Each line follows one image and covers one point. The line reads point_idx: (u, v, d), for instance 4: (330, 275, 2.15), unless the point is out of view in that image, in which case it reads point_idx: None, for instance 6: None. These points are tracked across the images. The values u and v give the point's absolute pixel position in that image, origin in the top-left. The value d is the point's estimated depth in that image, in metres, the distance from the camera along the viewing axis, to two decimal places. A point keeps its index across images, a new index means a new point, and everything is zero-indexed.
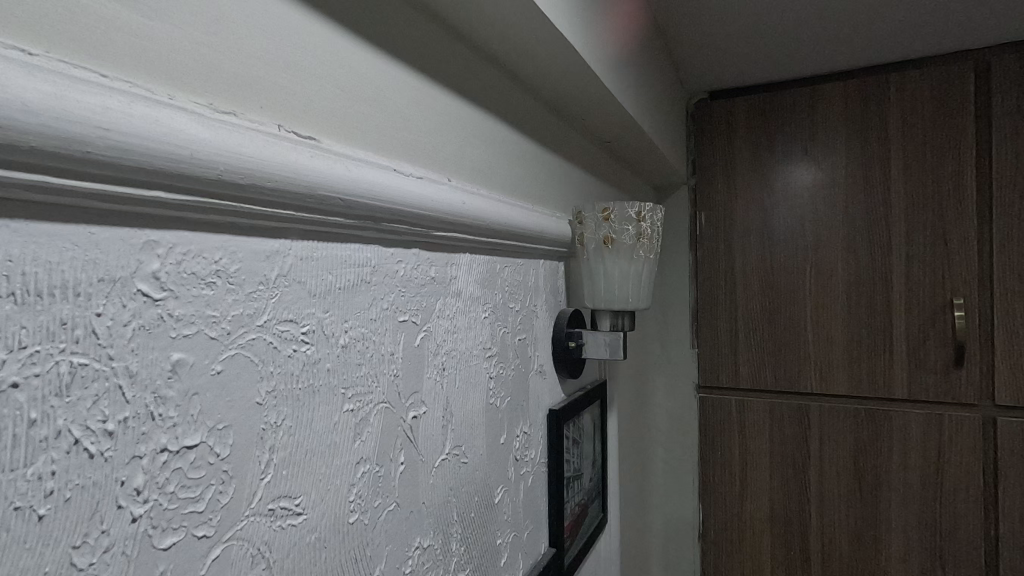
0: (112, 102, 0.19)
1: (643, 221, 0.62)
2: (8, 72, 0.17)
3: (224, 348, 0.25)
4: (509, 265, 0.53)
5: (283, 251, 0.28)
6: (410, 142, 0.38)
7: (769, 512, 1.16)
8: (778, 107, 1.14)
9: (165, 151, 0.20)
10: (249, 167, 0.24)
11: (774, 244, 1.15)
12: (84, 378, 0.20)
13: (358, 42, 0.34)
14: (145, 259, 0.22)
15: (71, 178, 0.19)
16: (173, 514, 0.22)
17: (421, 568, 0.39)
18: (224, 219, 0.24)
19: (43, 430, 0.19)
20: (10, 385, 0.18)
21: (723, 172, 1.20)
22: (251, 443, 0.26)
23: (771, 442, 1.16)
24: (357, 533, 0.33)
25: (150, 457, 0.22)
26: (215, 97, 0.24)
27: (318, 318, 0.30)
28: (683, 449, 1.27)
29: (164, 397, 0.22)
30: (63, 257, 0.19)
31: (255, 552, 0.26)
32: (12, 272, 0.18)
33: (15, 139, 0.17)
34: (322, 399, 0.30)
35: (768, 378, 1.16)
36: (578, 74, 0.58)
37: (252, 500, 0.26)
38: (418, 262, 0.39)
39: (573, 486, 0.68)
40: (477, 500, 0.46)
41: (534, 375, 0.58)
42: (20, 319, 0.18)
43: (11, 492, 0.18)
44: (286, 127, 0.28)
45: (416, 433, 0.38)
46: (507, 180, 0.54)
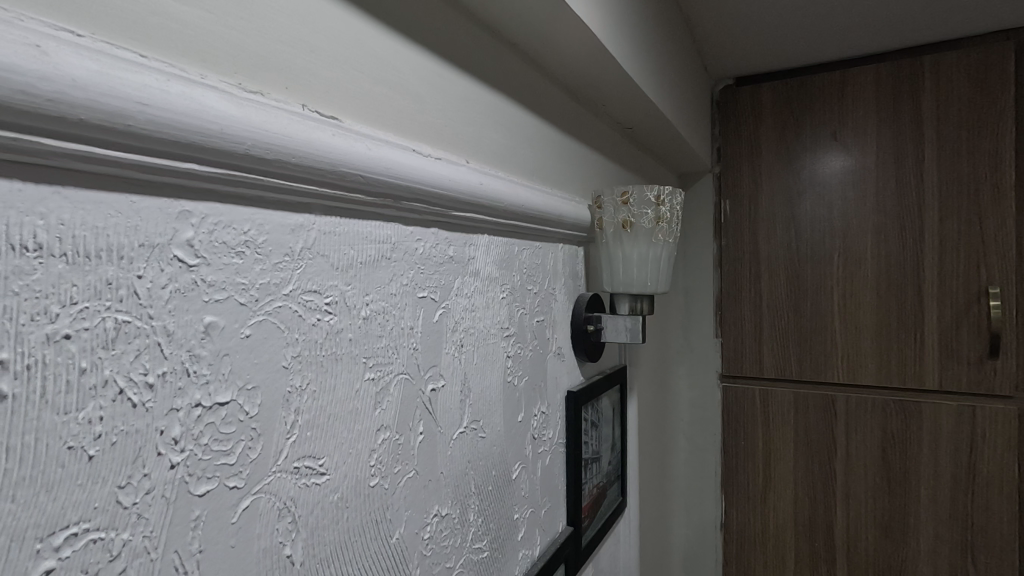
0: (150, 80, 0.21)
1: (662, 204, 0.62)
2: (59, 51, 0.18)
3: (253, 314, 0.26)
4: (527, 248, 0.54)
5: (307, 225, 0.29)
6: (429, 125, 0.40)
7: (793, 504, 1.15)
8: (807, 91, 1.12)
9: (196, 125, 0.22)
10: (274, 144, 0.25)
11: (800, 232, 1.13)
12: (127, 334, 0.22)
13: (378, 26, 0.35)
14: (180, 228, 0.23)
15: (112, 149, 0.20)
16: (206, 464, 0.24)
17: (439, 536, 0.40)
18: (252, 192, 0.26)
19: (92, 378, 0.20)
20: (63, 336, 0.20)
21: (748, 159, 1.19)
22: (277, 404, 0.28)
23: (796, 433, 1.14)
24: (377, 497, 0.34)
25: (185, 410, 0.23)
26: (242, 77, 0.26)
27: (340, 290, 0.32)
28: (705, 439, 1.26)
29: (198, 356, 0.24)
30: (108, 222, 0.21)
31: (282, 506, 0.28)
32: (64, 235, 0.20)
33: (65, 112, 0.18)
34: (344, 368, 0.32)
35: (794, 368, 1.14)
36: (598, 61, 0.58)
37: (279, 457, 0.28)
38: (437, 241, 0.41)
39: (592, 468, 0.69)
40: (495, 475, 0.48)
41: (552, 356, 0.59)
42: (71, 278, 0.20)
43: (65, 432, 0.20)
44: (309, 107, 0.29)
45: (435, 406, 0.40)
46: (526, 164, 0.54)
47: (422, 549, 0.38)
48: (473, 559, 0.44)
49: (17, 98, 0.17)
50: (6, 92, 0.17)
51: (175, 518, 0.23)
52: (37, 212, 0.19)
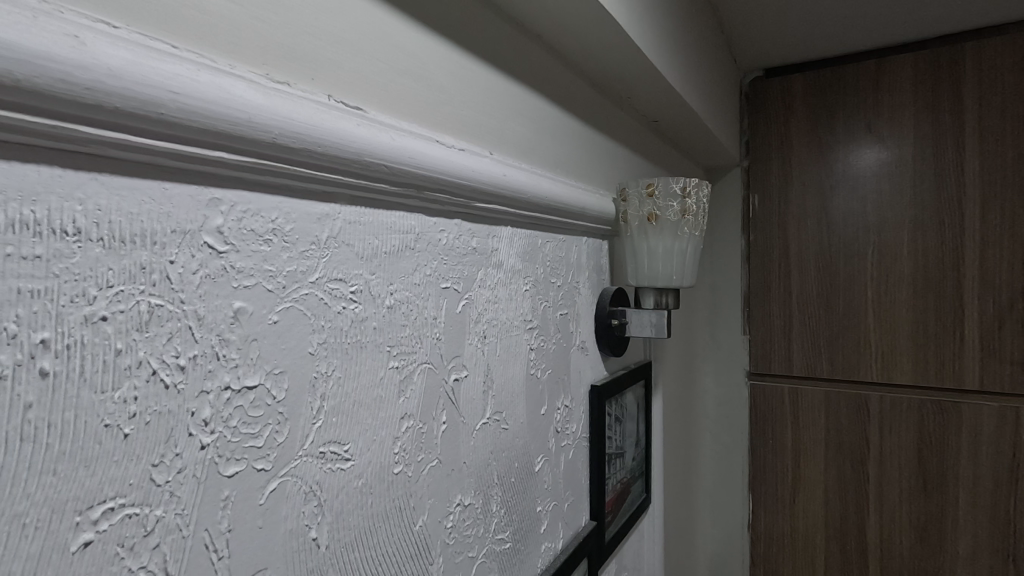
0: (181, 69, 0.21)
1: (689, 196, 0.61)
2: (96, 41, 0.19)
3: (280, 300, 0.27)
4: (551, 241, 0.54)
5: (333, 215, 0.30)
6: (453, 117, 0.40)
7: (823, 505, 1.12)
8: (839, 83, 1.09)
9: (225, 114, 0.22)
10: (301, 133, 0.26)
11: (832, 226, 1.10)
12: (160, 317, 0.22)
13: (402, 17, 0.35)
14: (210, 215, 0.24)
15: (147, 137, 0.21)
16: (236, 446, 0.25)
17: (462, 525, 0.41)
18: (277, 181, 0.26)
19: (126, 359, 0.21)
20: (100, 318, 0.20)
21: (778, 153, 1.16)
22: (303, 389, 0.28)
23: (827, 433, 1.11)
24: (401, 484, 0.35)
25: (215, 393, 0.24)
26: (269, 68, 0.26)
27: (365, 279, 0.32)
28: (732, 437, 1.24)
29: (227, 340, 0.25)
30: (142, 209, 0.22)
31: (308, 489, 0.28)
32: (101, 221, 0.20)
33: (101, 101, 0.19)
34: (368, 356, 0.32)
35: (825, 366, 1.12)
36: (623, 54, 0.58)
37: (305, 441, 0.28)
38: (460, 232, 0.41)
39: (615, 463, 0.68)
40: (517, 466, 0.48)
41: (575, 350, 0.59)
42: (107, 262, 0.21)
43: (102, 410, 0.20)
44: (335, 98, 0.30)
45: (458, 396, 0.40)
46: (550, 157, 0.54)
47: (445, 537, 0.39)
48: (495, 550, 0.44)
49: (58, 86, 0.18)
50: (48, 81, 0.18)
51: (205, 497, 0.24)
52: (76, 198, 0.20)
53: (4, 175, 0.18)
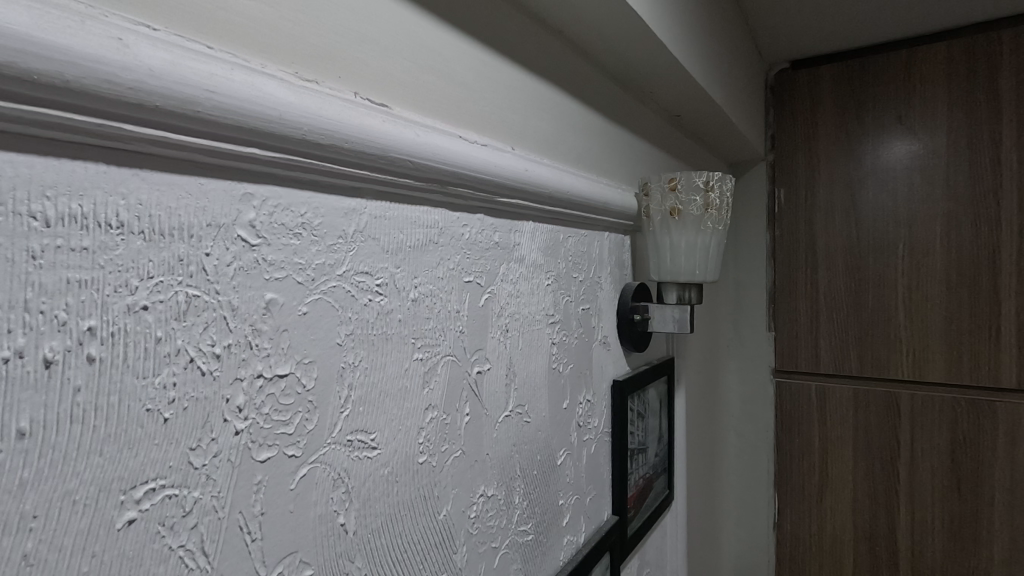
0: (216, 69, 0.22)
1: (712, 190, 0.61)
2: (138, 43, 0.20)
3: (309, 292, 0.28)
4: (572, 235, 0.54)
5: (359, 209, 0.31)
6: (476, 112, 0.40)
7: (851, 505, 1.10)
8: (868, 74, 1.06)
9: (257, 111, 0.23)
10: (328, 129, 0.26)
11: (861, 221, 1.08)
12: (197, 307, 0.23)
13: (426, 15, 0.35)
14: (243, 209, 0.25)
15: (185, 135, 0.22)
16: (268, 433, 0.26)
17: (486, 516, 0.41)
18: (306, 177, 0.27)
19: (166, 347, 0.22)
20: (141, 307, 0.21)
21: (805, 147, 1.14)
22: (331, 378, 0.29)
23: (856, 431, 1.09)
24: (426, 473, 0.35)
25: (248, 381, 0.25)
26: (299, 67, 0.27)
27: (390, 273, 0.33)
28: (756, 435, 1.22)
29: (259, 330, 0.26)
30: (180, 203, 0.23)
31: (336, 476, 0.29)
32: (142, 214, 0.21)
33: (143, 100, 0.20)
34: (394, 347, 0.33)
35: (853, 364, 1.09)
36: (646, 48, 0.57)
37: (333, 430, 0.29)
38: (483, 227, 0.41)
39: (637, 459, 0.68)
40: (539, 460, 0.48)
41: (597, 345, 0.59)
42: (148, 254, 0.22)
43: (143, 395, 0.22)
44: (360, 95, 0.30)
45: (481, 388, 0.41)
46: (572, 151, 0.54)
47: (468, 527, 0.39)
48: (518, 541, 0.45)
49: (103, 86, 0.19)
50: (93, 82, 0.19)
51: (240, 481, 0.25)
52: (119, 193, 0.21)
53: (55, 172, 0.19)
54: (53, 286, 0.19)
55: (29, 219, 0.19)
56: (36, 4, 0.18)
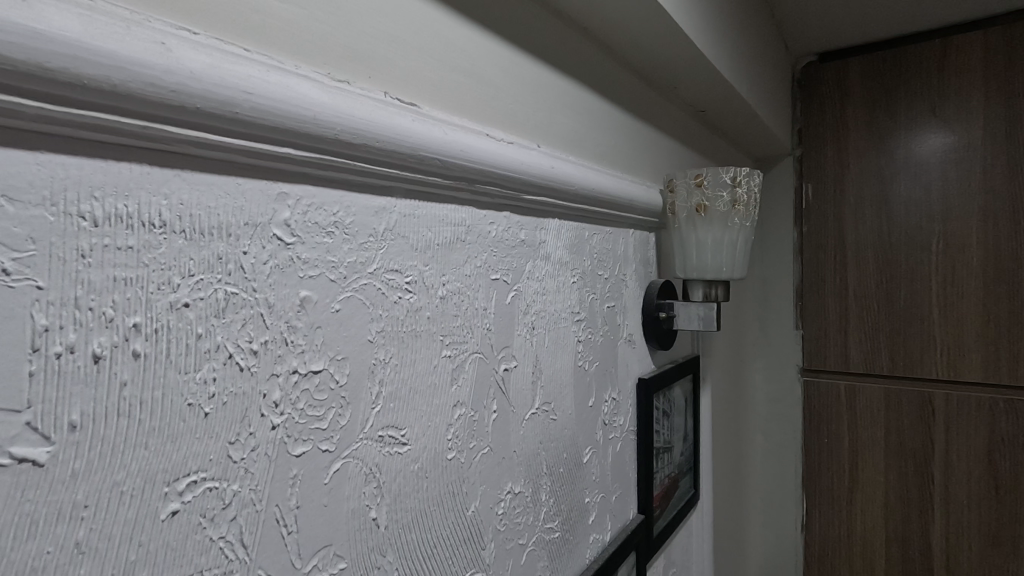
0: (253, 71, 0.23)
1: (739, 186, 0.60)
2: (179, 47, 0.20)
3: (342, 290, 0.28)
4: (597, 233, 0.54)
5: (389, 208, 0.31)
6: (502, 110, 0.40)
7: (883, 508, 1.07)
8: (900, 65, 1.04)
9: (293, 112, 0.24)
10: (360, 128, 0.27)
11: (892, 216, 1.05)
12: (235, 304, 0.24)
13: (453, 15, 0.35)
14: (279, 208, 0.25)
15: (224, 136, 0.22)
16: (303, 428, 0.26)
17: (513, 512, 0.41)
18: (338, 176, 0.28)
19: (206, 343, 0.23)
20: (183, 304, 0.22)
21: (834, 140, 1.11)
22: (363, 374, 0.29)
23: (887, 432, 1.07)
24: (454, 469, 0.36)
25: (284, 376, 0.25)
26: (331, 68, 0.28)
27: (419, 271, 0.33)
28: (784, 435, 1.20)
29: (294, 327, 0.26)
30: (219, 203, 0.23)
31: (368, 471, 0.30)
32: (183, 215, 0.22)
33: (185, 102, 0.20)
34: (423, 344, 0.33)
35: (884, 363, 1.07)
36: (672, 43, 0.57)
37: (365, 425, 0.29)
38: (509, 224, 0.41)
39: (663, 458, 0.68)
40: (566, 457, 0.48)
41: (623, 343, 0.58)
42: (189, 253, 0.22)
43: (185, 390, 0.22)
44: (390, 94, 0.31)
45: (509, 385, 0.41)
46: (597, 149, 0.54)
47: (496, 523, 0.39)
48: (545, 537, 0.45)
49: (147, 89, 0.19)
50: (138, 85, 0.19)
51: (277, 474, 0.25)
52: (161, 193, 0.21)
53: (103, 173, 0.20)
54: (101, 283, 0.20)
55: (78, 219, 0.19)
56: (84, 10, 0.18)
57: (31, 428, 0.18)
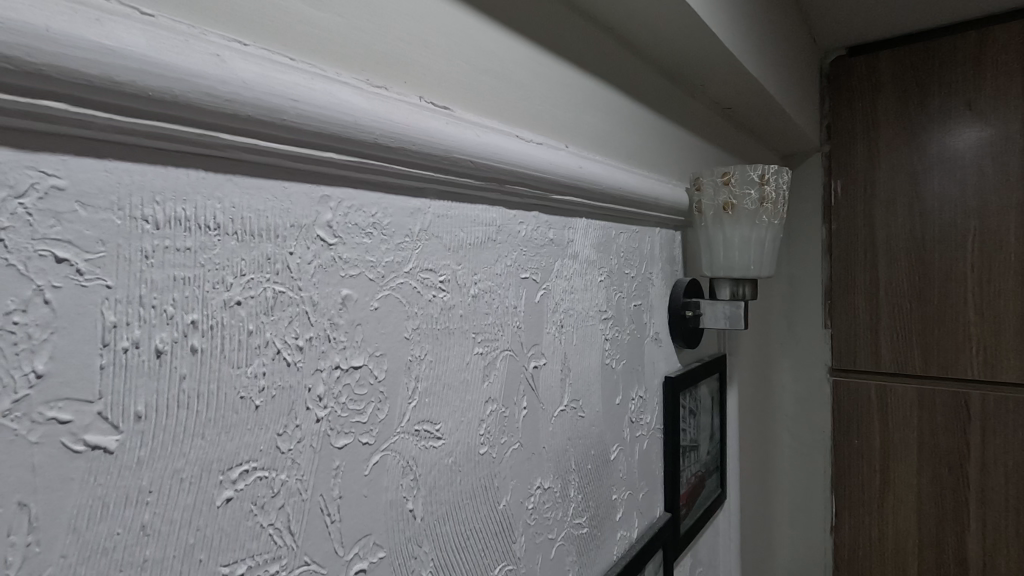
0: (299, 79, 0.24)
1: (767, 184, 0.60)
2: (232, 58, 0.22)
3: (380, 288, 0.29)
4: (624, 232, 0.54)
5: (424, 209, 0.32)
6: (531, 112, 0.41)
7: (916, 510, 1.05)
8: (933, 58, 1.01)
9: (336, 118, 0.25)
10: (398, 132, 0.28)
11: (925, 212, 1.03)
12: (282, 302, 0.25)
13: (483, 19, 0.36)
14: (322, 210, 0.26)
15: (273, 142, 0.23)
16: (345, 421, 0.27)
17: (543, 507, 0.42)
18: (376, 179, 0.29)
19: (257, 339, 0.24)
20: (235, 302, 0.23)
21: (864, 136, 1.09)
22: (400, 370, 0.30)
23: (920, 433, 1.04)
24: (487, 464, 0.36)
25: (327, 371, 0.27)
26: (369, 75, 0.29)
27: (452, 270, 0.34)
28: (812, 436, 1.18)
29: (336, 324, 0.27)
30: (267, 205, 0.24)
31: (405, 464, 0.31)
32: (235, 217, 0.23)
33: (238, 110, 0.21)
34: (456, 341, 0.34)
35: (917, 362, 1.04)
36: (698, 41, 0.57)
37: (402, 419, 0.30)
38: (538, 224, 0.42)
39: (689, 456, 0.68)
40: (594, 454, 0.48)
41: (649, 341, 0.59)
42: (241, 253, 0.23)
43: (238, 384, 0.23)
44: (424, 99, 0.32)
45: (538, 382, 0.41)
46: (623, 147, 0.54)
47: (527, 518, 0.40)
48: (574, 533, 0.46)
49: (204, 99, 0.20)
50: (196, 95, 0.20)
51: (321, 465, 0.26)
52: (215, 197, 0.23)
53: (163, 179, 0.21)
54: (162, 282, 0.21)
55: (142, 222, 0.21)
56: (148, 26, 0.20)
57: (102, 418, 0.19)
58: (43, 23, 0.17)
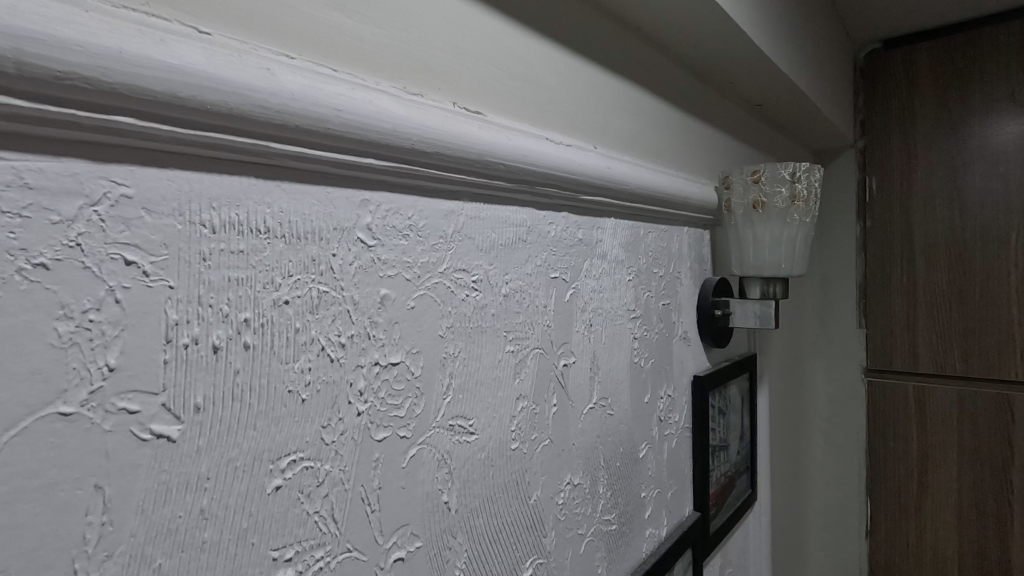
0: (342, 90, 0.25)
1: (799, 181, 0.59)
2: (282, 72, 0.23)
3: (416, 288, 0.30)
4: (652, 231, 0.54)
5: (457, 211, 0.33)
6: (560, 114, 0.41)
7: (956, 515, 1.02)
8: (974, 50, 0.98)
9: (376, 126, 0.26)
10: (433, 138, 0.29)
11: (965, 209, 1.00)
12: (326, 301, 0.26)
13: (514, 25, 0.37)
14: (362, 214, 0.28)
15: (319, 150, 0.25)
16: (384, 415, 0.29)
17: (572, 503, 0.43)
18: (412, 183, 0.30)
19: (303, 336, 0.25)
20: (283, 301, 0.25)
21: (900, 131, 1.06)
22: (435, 366, 0.31)
23: (960, 435, 1.01)
24: (518, 459, 0.37)
25: (367, 367, 0.28)
26: (407, 83, 0.30)
27: (484, 270, 0.35)
28: (846, 437, 1.15)
29: (376, 322, 0.28)
30: (312, 210, 0.26)
31: (440, 457, 0.32)
32: (283, 221, 0.25)
33: (287, 120, 0.23)
34: (488, 340, 0.35)
35: (957, 363, 1.01)
36: (728, 39, 0.56)
37: (437, 414, 0.32)
38: (567, 224, 0.42)
39: (719, 456, 0.67)
40: (622, 452, 0.49)
41: (678, 340, 0.59)
42: (289, 255, 0.25)
43: (286, 378, 0.25)
44: (458, 104, 0.33)
45: (568, 381, 0.42)
46: (652, 147, 0.54)
47: (556, 513, 0.41)
48: (603, 530, 0.46)
49: (256, 111, 0.22)
50: (249, 108, 0.22)
51: (362, 456, 0.28)
52: (265, 203, 0.24)
53: (219, 187, 0.23)
54: (219, 283, 0.23)
55: (200, 226, 0.22)
56: (207, 45, 0.21)
57: (165, 409, 0.21)
58: (116, 45, 0.18)
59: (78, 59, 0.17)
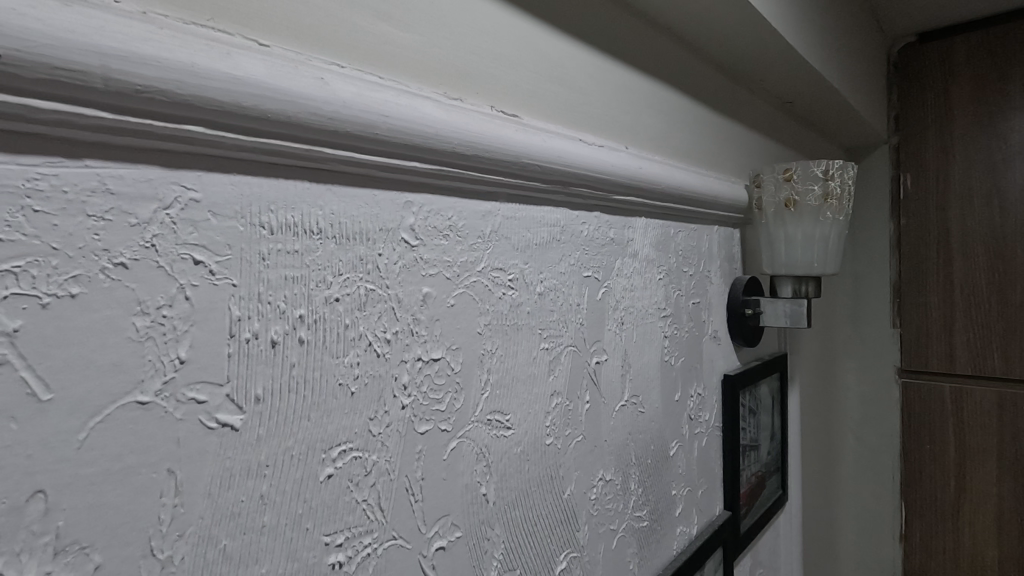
0: (388, 97, 0.26)
1: (832, 179, 0.58)
2: (334, 81, 0.24)
3: (456, 286, 0.31)
4: (682, 230, 0.54)
5: (494, 212, 0.34)
6: (592, 115, 0.42)
7: (995, 521, 0.99)
8: (1014, 43, 0.95)
9: (420, 130, 0.27)
10: (473, 141, 0.30)
11: (1005, 206, 0.97)
12: (373, 299, 0.27)
13: (548, 28, 0.38)
14: (405, 216, 0.29)
15: (368, 154, 0.26)
16: (426, 408, 0.30)
17: (604, 499, 0.43)
18: (453, 185, 0.31)
19: (352, 332, 0.26)
20: (334, 299, 0.26)
21: (936, 126, 1.04)
22: (473, 362, 0.32)
23: (1000, 438, 0.99)
24: (552, 454, 0.38)
25: (411, 362, 0.29)
26: (447, 88, 0.31)
27: (520, 268, 0.36)
28: (880, 438, 1.13)
29: (418, 319, 0.29)
30: (360, 212, 0.27)
31: (479, 450, 0.33)
32: (333, 222, 0.26)
33: (339, 127, 0.24)
34: (524, 337, 0.36)
35: (996, 364, 0.99)
36: (759, 37, 0.56)
37: (476, 409, 0.33)
38: (599, 224, 0.43)
39: (749, 456, 0.67)
40: (653, 449, 0.49)
41: (708, 339, 0.59)
42: (339, 255, 0.26)
43: (337, 372, 0.26)
44: (495, 107, 0.34)
45: (600, 378, 0.43)
46: (682, 146, 0.54)
47: (589, 508, 0.42)
48: (634, 525, 0.47)
49: (312, 118, 0.23)
50: (306, 116, 0.23)
51: (406, 448, 0.29)
52: (318, 206, 0.25)
53: (277, 191, 0.24)
54: (276, 281, 0.24)
55: (260, 228, 0.23)
56: (268, 57, 0.22)
57: (229, 400, 0.22)
58: (189, 60, 0.20)
59: (156, 74, 0.19)
